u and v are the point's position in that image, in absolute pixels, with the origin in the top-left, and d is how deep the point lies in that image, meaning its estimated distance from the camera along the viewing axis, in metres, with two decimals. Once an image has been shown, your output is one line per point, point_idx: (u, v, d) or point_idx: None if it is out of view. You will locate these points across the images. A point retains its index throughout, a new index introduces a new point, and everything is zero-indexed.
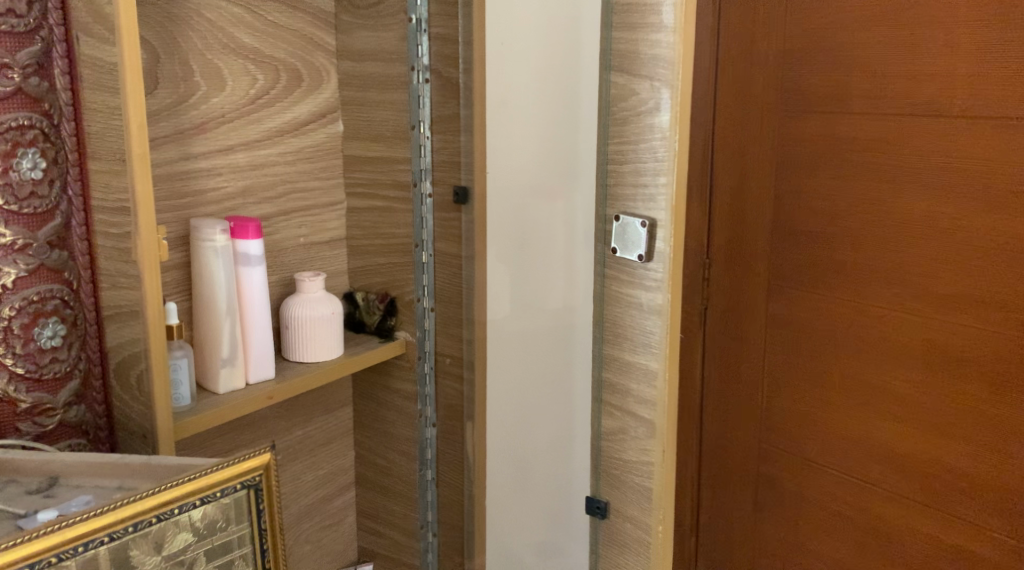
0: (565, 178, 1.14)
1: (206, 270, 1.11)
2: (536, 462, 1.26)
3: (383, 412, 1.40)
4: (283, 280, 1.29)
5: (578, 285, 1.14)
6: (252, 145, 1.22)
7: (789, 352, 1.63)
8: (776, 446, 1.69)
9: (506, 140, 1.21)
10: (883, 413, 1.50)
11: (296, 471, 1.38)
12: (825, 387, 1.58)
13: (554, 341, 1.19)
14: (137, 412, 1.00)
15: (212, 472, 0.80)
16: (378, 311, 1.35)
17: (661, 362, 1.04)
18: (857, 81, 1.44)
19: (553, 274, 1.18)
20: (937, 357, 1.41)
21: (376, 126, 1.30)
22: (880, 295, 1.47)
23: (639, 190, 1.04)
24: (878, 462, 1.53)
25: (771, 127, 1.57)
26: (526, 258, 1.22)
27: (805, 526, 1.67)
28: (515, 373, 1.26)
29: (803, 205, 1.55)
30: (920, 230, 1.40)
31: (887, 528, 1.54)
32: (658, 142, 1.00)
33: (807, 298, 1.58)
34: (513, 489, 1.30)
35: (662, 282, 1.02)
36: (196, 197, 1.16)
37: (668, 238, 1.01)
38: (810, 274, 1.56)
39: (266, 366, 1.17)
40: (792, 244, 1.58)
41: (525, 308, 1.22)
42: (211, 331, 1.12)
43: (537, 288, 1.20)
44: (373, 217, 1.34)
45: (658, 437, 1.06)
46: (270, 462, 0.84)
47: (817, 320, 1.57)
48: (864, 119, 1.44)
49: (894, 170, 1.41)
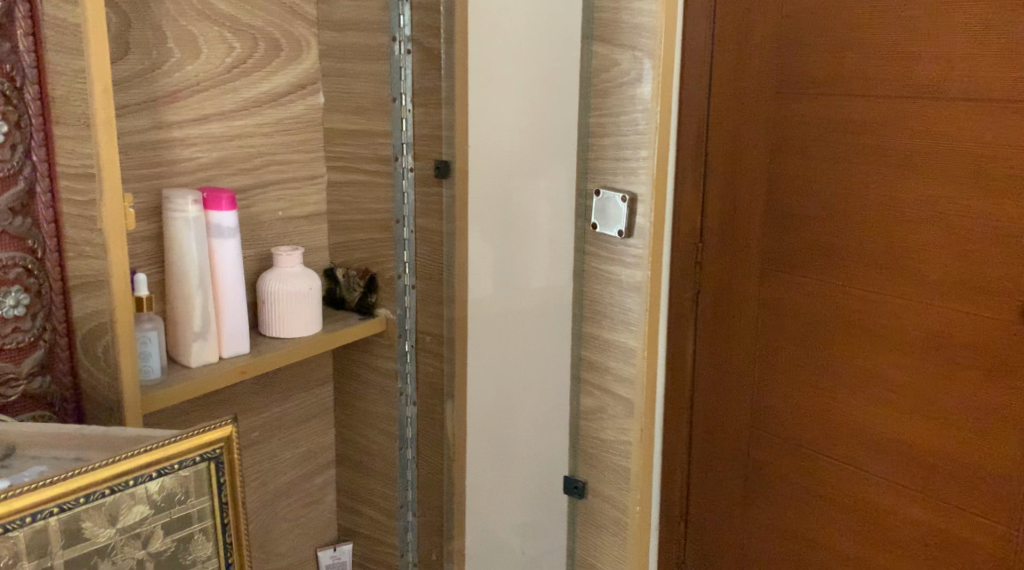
0: (555, 158, 1.10)
1: (178, 241, 1.08)
2: (513, 441, 1.24)
3: (362, 390, 1.38)
4: (261, 254, 1.27)
5: (560, 264, 1.12)
6: (228, 115, 1.19)
7: (779, 335, 1.61)
8: (764, 430, 1.67)
9: (495, 117, 1.18)
10: (872, 396, 1.48)
11: (274, 449, 1.35)
12: (814, 370, 1.56)
13: (537, 322, 1.17)
14: (103, 384, 0.98)
15: (172, 443, 0.78)
16: (359, 288, 1.32)
17: (640, 340, 1.02)
18: (850, 61, 1.41)
19: (538, 254, 1.15)
20: (927, 341, 1.39)
21: (356, 98, 1.27)
22: (870, 278, 1.45)
23: (620, 163, 1.01)
24: (867, 446, 1.51)
25: (763, 107, 1.54)
26: (513, 235, 1.19)
27: (793, 510, 1.66)
28: (497, 355, 1.24)
29: (794, 188, 1.53)
30: (912, 212, 1.37)
31: (876, 513, 1.52)
32: (639, 114, 0.98)
33: (798, 280, 1.55)
34: (497, 469, 1.28)
35: (642, 259, 1.00)
36: (169, 167, 1.14)
37: (649, 212, 0.98)
38: (801, 256, 1.54)
39: (240, 341, 1.15)
40: (782, 226, 1.56)
41: (511, 290, 1.20)
42: (181, 304, 1.10)
43: (523, 267, 1.18)
44: (354, 191, 1.31)
45: (636, 418, 1.04)
46: (232, 435, 0.82)
47: (808, 304, 1.55)
48: (855, 99, 1.42)
49: (886, 151, 1.39)
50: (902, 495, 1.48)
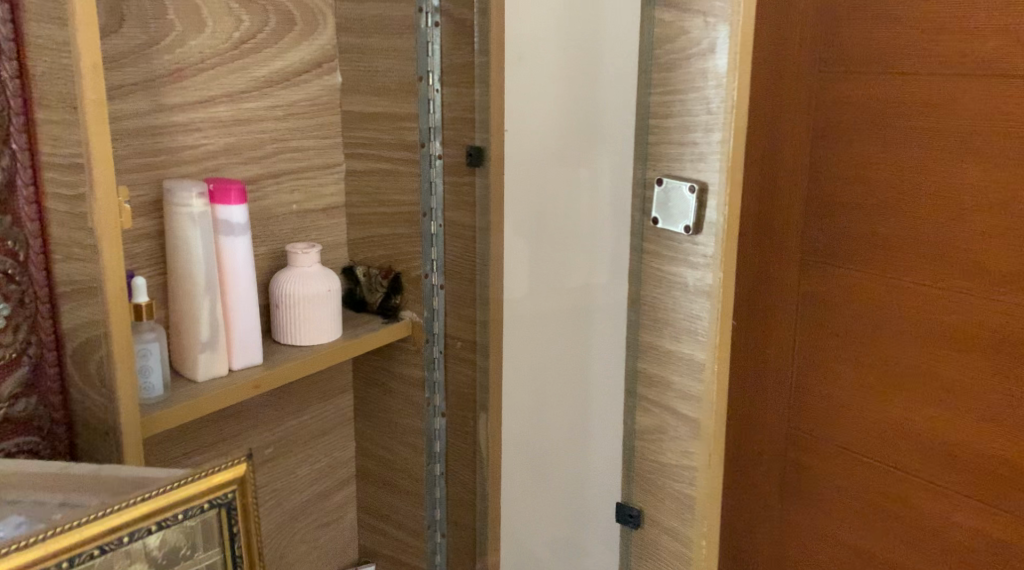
0: (586, 141, 1.02)
1: (182, 239, 0.96)
2: (558, 454, 1.14)
3: (386, 400, 1.26)
4: (274, 252, 1.14)
5: (598, 263, 1.02)
6: (236, 96, 1.07)
7: (825, 335, 1.47)
8: (804, 437, 1.54)
9: (532, 105, 1.08)
10: (930, 402, 1.35)
11: (290, 466, 1.23)
12: (864, 374, 1.43)
13: (574, 324, 1.08)
14: (97, 406, 0.86)
15: (173, 490, 0.66)
16: (381, 288, 1.20)
17: (709, 353, 0.88)
18: (915, 35, 1.26)
19: (575, 252, 1.06)
20: (999, 341, 1.25)
21: (379, 78, 1.15)
22: (932, 273, 1.30)
23: (688, 148, 0.88)
24: (928, 457, 1.37)
25: (810, 88, 1.41)
26: (546, 230, 1.10)
27: (840, 525, 1.53)
28: (532, 358, 1.14)
29: (846, 175, 1.39)
30: (973, 203, 1.24)
31: (936, 527, 1.39)
32: (712, 89, 0.84)
33: (846, 274, 1.42)
34: (529, 482, 1.19)
35: (713, 259, 0.86)
36: (171, 155, 1.01)
37: (722, 206, 0.85)
38: (853, 249, 1.40)
39: (253, 350, 1.03)
40: (829, 217, 1.42)
41: (546, 291, 1.10)
42: (187, 311, 0.97)
43: (558, 267, 1.09)
44: (375, 182, 1.19)
45: (703, 441, 0.91)
46: (246, 476, 0.70)
47: (859, 302, 1.41)
48: (914, 79, 1.27)
49: (950, 135, 1.25)
50: (969, 509, 1.34)
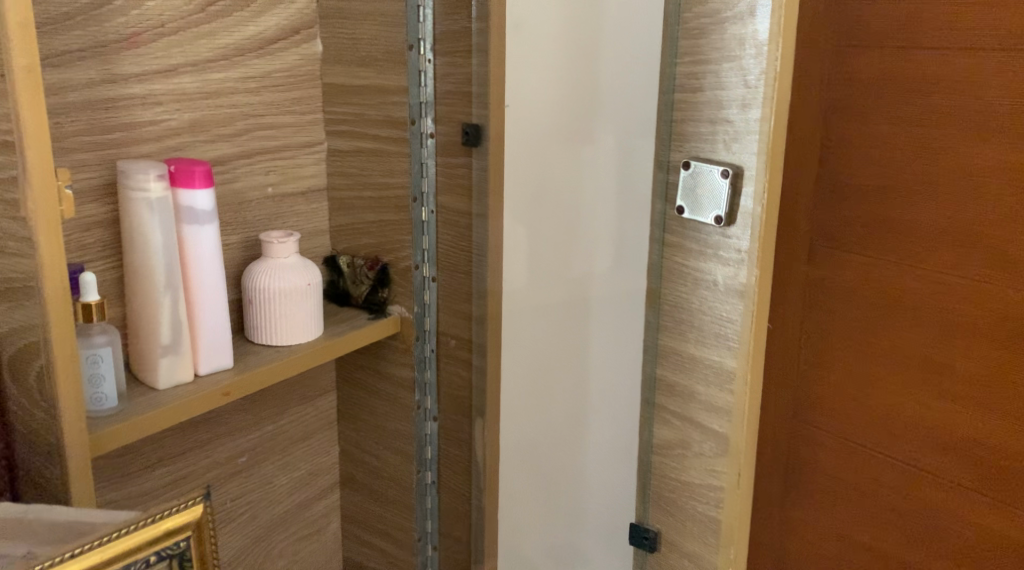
0: (587, 116, 0.95)
1: (139, 228, 0.84)
2: (559, 453, 1.05)
3: (373, 402, 1.15)
4: (248, 241, 1.03)
5: (601, 248, 0.96)
6: (203, 65, 0.94)
7: (831, 326, 1.36)
8: (808, 435, 1.44)
9: (533, 78, 0.98)
10: (943, 398, 1.25)
11: (266, 475, 1.11)
12: (872, 373, 1.33)
13: (569, 314, 1.01)
14: (37, 422, 0.74)
15: (106, 545, 0.55)
16: (367, 281, 1.09)
17: (740, 360, 0.82)
18: (936, 8, 1.15)
19: (574, 238, 0.99)
20: (1014, 332, 1.15)
21: (364, 46, 1.03)
22: (944, 260, 1.20)
23: (720, 127, 0.81)
24: (941, 455, 1.27)
25: (817, 61, 1.28)
26: (542, 213, 1.01)
27: (848, 531, 1.42)
28: (523, 351, 1.06)
29: (856, 154, 1.27)
30: (989, 184, 1.13)
31: (947, 528, 1.29)
32: (750, 60, 0.77)
33: (858, 258, 1.30)
34: (527, 482, 1.09)
35: (750, 255, 0.79)
36: (126, 133, 0.89)
37: (759, 194, 0.78)
38: (863, 234, 1.29)
39: (223, 353, 0.91)
40: (834, 194, 1.31)
41: (543, 277, 1.02)
42: (146, 309, 0.86)
43: (556, 252, 1.01)
44: (360, 162, 1.07)
45: (732, 457, 0.84)
46: (198, 522, 0.59)
47: (870, 292, 1.30)
48: (929, 54, 1.16)
49: (964, 111, 1.14)
50: (983, 510, 1.24)
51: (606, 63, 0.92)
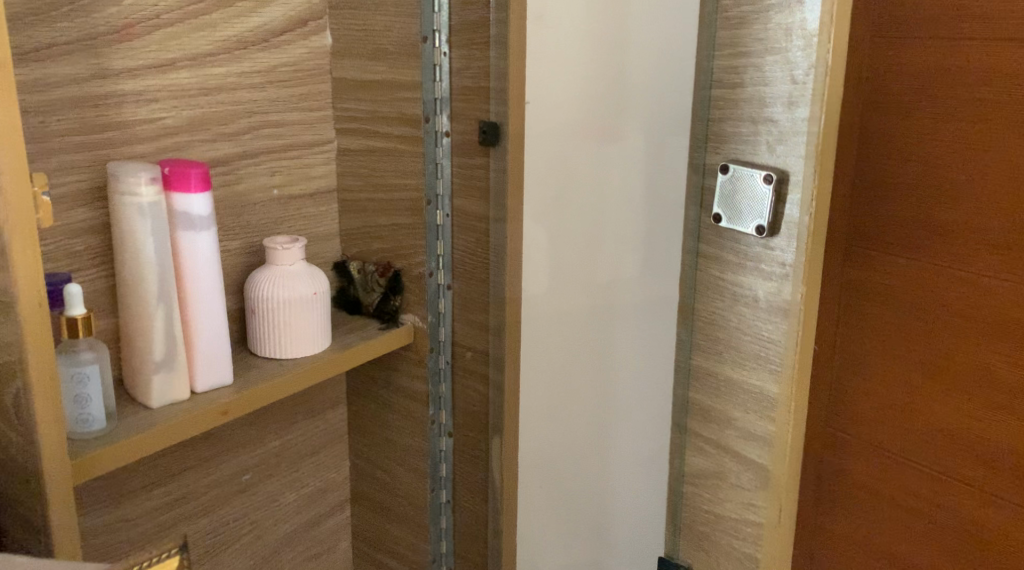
0: (618, 114, 0.90)
1: (131, 235, 0.77)
2: (583, 466, 1.00)
3: (385, 416, 1.08)
4: (251, 246, 0.96)
5: (631, 254, 0.91)
6: (203, 59, 0.88)
7: (867, 335, 1.25)
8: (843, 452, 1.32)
9: (559, 73, 0.91)
10: (992, 408, 1.13)
11: (272, 493, 1.05)
12: (910, 390, 1.22)
13: (596, 325, 0.95)
14: (15, 448, 0.68)
15: None
16: (379, 288, 1.03)
17: (783, 378, 0.78)
18: None
19: (601, 241, 0.93)
20: None
21: (376, 39, 0.96)
22: (993, 257, 1.09)
23: (764, 127, 0.77)
24: (989, 469, 1.15)
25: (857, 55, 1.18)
26: (567, 213, 0.94)
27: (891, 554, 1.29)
28: (544, 360, 0.99)
29: (893, 152, 1.17)
30: None
31: (998, 548, 1.16)
32: (798, 53, 0.73)
33: (899, 262, 1.19)
34: (550, 497, 1.02)
35: (794, 269, 0.76)
36: (119, 132, 0.83)
37: (805, 203, 0.74)
38: (902, 234, 1.18)
39: (223, 368, 0.85)
40: (874, 194, 1.20)
41: (566, 283, 0.96)
42: (139, 322, 0.80)
43: (581, 257, 0.95)
44: (371, 162, 1.01)
45: (774, 477, 0.81)
46: None
47: (906, 298, 1.19)
48: (981, 46, 1.06)
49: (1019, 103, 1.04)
50: None
51: (635, 59, 0.87)
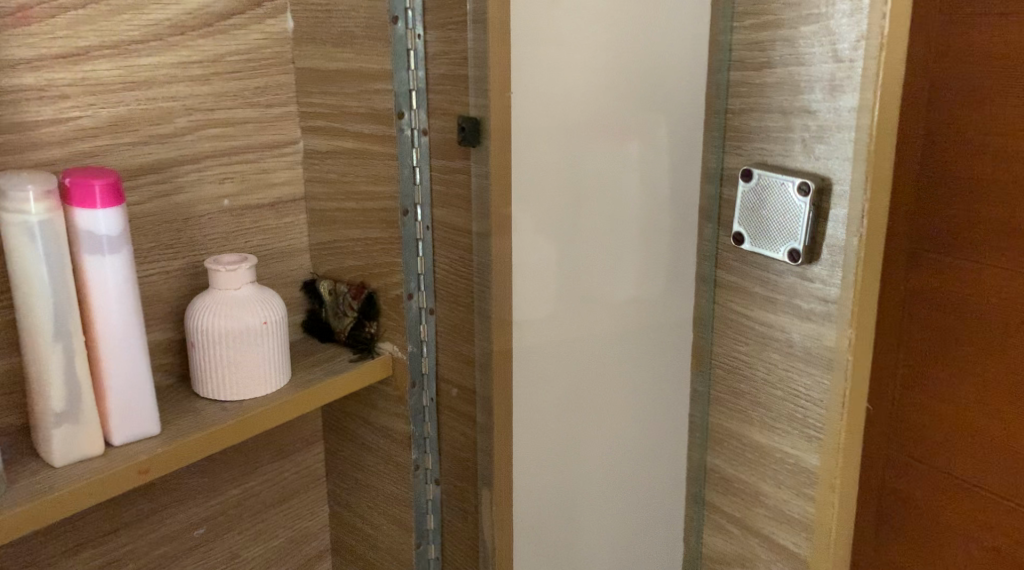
0: (642, 108, 0.79)
1: (18, 263, 0.64)
2: (599, 502, 0.88)
3: (364, 458, 0.94)
4: (196, 266, 0.83)
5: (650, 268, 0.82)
6: (126, 48, 0.74)
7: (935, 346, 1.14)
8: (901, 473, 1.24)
9: (568, 54, 0.76)
10: None
11: (233, 547, 0.92)
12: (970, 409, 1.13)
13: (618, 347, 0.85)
14: None
15: None
16: (351, 313, 0.88)
17: (829, 417, 0.71)
18: None
19: (622, 251, 0.83)
20: None
21: (339, 21, 0.81)
22: None
23: (796, 120, 0.69)
24: None
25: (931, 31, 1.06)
26: (581, 224, 0.81)
27: None
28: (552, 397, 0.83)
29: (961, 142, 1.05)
30: None
31: None
32: (842, 23, 0.65)
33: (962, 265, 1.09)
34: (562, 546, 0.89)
35: (839, 307, 0.69)
36: (16, 136, 0.70)
37: (850, 227, 0.66)
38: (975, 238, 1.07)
39: (146, 418, 0.71)
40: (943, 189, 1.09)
41: (578, 305, 0.82)
42: (34, 365, 0.66)
43: (598, 271, 0.82)
44: (339, 166, 0.86)
45: (818, 523, 0.75)
46: None
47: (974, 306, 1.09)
48: None
49: None
50: None
51: (660, 42, 0.77)
